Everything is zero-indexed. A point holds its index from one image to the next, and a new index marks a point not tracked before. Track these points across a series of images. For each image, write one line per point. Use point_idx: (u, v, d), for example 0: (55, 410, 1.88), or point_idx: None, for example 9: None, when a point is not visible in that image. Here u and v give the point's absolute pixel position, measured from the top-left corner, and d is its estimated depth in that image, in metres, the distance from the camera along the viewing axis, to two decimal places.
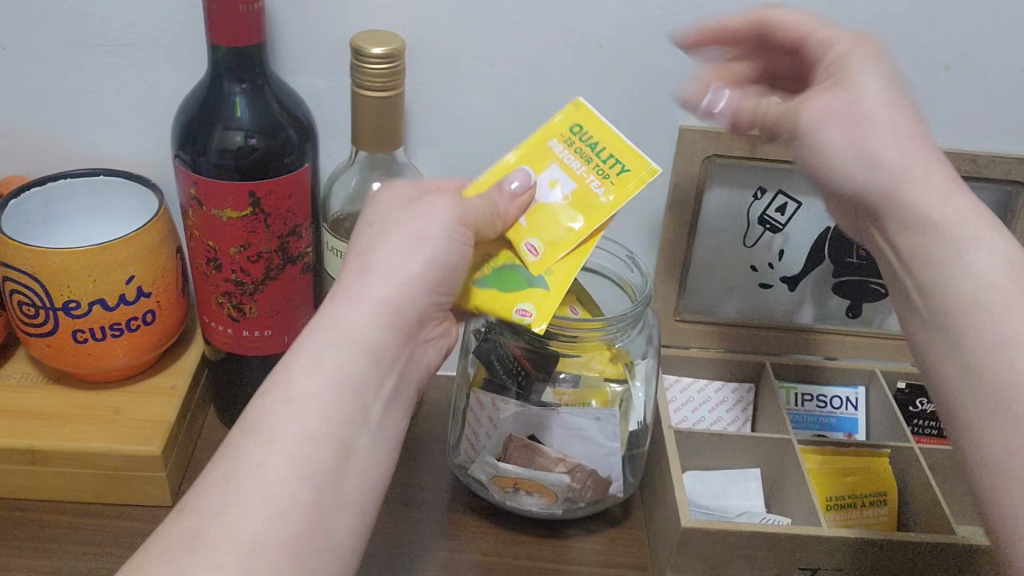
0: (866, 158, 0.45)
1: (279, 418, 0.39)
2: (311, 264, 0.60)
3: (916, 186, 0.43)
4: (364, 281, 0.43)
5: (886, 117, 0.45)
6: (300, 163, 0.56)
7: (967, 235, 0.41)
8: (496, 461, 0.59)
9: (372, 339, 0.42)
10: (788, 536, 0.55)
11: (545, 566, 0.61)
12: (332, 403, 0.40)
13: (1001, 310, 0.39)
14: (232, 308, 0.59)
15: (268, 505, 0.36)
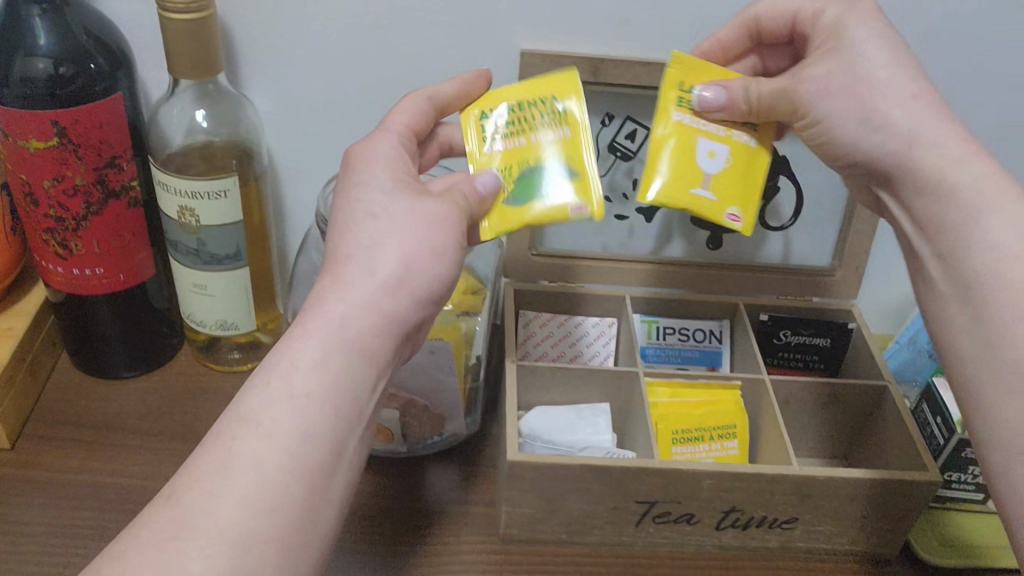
0: (875, 122, 0.47)
1: (272, 416, 0.39)
2: (139, 198, 0.59)
3: (927, 148, 0.46)
4: (363, 278, 0.42)
5: (882, 77, 0.47)
6: (112, 91, 0.54)
7: (975, 201, 0.43)
8: None
9: (369, 343, 0.42)
10: (619, 469, 0.53)
11: (392, 504, 0.60)
12: (330, 407, 0.40)
13: (1022, 284, 0.41)
14: (57, 245, 0.57)
15: (255, 497, 0.37)
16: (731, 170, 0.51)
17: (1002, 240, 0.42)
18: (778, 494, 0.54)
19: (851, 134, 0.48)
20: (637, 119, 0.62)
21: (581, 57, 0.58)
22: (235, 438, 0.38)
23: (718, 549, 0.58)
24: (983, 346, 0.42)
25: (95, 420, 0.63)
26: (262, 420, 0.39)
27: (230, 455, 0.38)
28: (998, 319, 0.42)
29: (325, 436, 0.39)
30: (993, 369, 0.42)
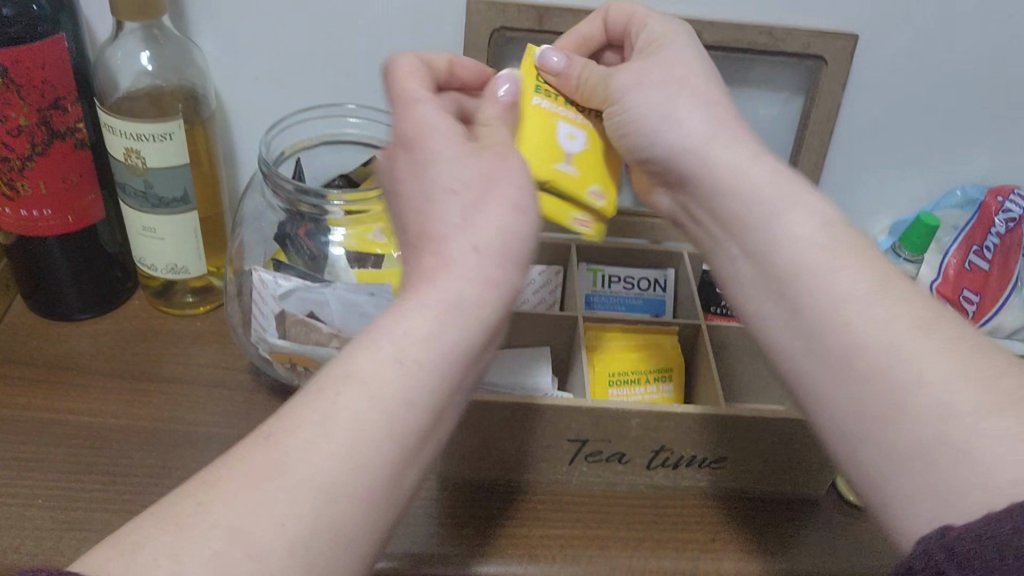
0: (661, 127, 0.46)
1: (372, 384, 0.35)
2: (84, 140, 0.59)
3: (722, 147, 0.45)
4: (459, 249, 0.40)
5: (678, 87, 0.47)
6: (53, 33, 0.54)
7: (773, 202, 0.42)
8: (271, 337, 0.59)
9: (465, 316, 0.39)
10: (549, 407, 0.55)
11: None
12: (419, 392, 0.36)
13: (829, 270, 0.40)
14: (4, 185, 0.58)
15: (341, 466, 0.33)
16: (591, 150, 0.49)
17: (803, 232, 0.41)
18: (704, 434, 0.56)
19: (646, 140, 0.47)
20: None
21: (526, 5, 0.58)
22: (326, 414, 0.34)
23: (650, 488, 0.60)
24: (807, 351, 0.40)
25: (49, 360, 0.64)
26: (346, 397, 0.35)
27: (324, 424, 0.34)
28: (817, 311, 0.40)
29: (409, 424, 0.36)
30: (818, 369, 0.40)
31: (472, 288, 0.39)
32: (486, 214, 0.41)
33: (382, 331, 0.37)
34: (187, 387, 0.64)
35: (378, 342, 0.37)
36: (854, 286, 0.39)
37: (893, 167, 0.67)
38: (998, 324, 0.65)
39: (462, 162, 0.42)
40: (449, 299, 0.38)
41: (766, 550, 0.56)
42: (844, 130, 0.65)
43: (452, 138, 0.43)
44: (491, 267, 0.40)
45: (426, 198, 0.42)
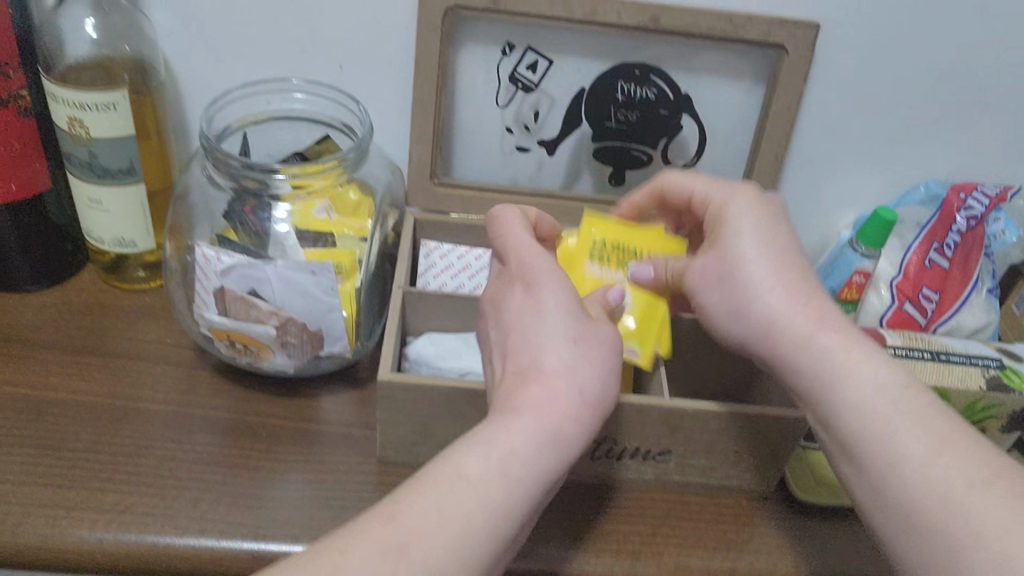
0: (741, 304, 0.47)
1: (478, 486, 0.39)
2: (29, 108, 0.58)
3: (788, 323, 0.45)
4: (569, 384, 0.43)
5: (745, 268, 0.48)
6: None
7: (841, 363, 0.43)
8: (212, 314, 0.58)
9: (559, 448, 0.42)
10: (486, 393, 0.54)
11: (281, 424, 0.61)
12: (522, 503, 0.40)
13: (896, 442, 0.41)
14: None
15: (452, 553, 0.37)
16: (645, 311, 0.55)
17: (873, 380, 0.43)
18: (647, 426, 0.55)
19: (723, 322, 0.49)
20: (538, 49, 0.60)
21: None
22: (442, 514, 0.38)
23: (594, 479, 0.59)
24: (884, 516, 0.41)
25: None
26: (461, 497, 0.39)
27: (458, 524, 0.38)
28: (889, 481, 0.40)
29: (511, 526, 0.40)
30: (901, 537, 0.40)
31: (569, 421, 0.43)
32: (582, 366, 0.44)
33: (487, 440, 0.41)
34: (131, 362, 0.63)
35: (488, 450, 0.40)
36: (914, 450, 0.40)
37: (856, 161, 0.66)
38: (958, 324, 0.62)
39: (573, 313, 0.46)
40: (549, 430, 0.42)
41: (709, 545, 0.56)
42: (808, 122, 0.63)
43: (553, 289, 0.47)
44: (586, 411, 0.44)
45: (531, 337, 0.45)
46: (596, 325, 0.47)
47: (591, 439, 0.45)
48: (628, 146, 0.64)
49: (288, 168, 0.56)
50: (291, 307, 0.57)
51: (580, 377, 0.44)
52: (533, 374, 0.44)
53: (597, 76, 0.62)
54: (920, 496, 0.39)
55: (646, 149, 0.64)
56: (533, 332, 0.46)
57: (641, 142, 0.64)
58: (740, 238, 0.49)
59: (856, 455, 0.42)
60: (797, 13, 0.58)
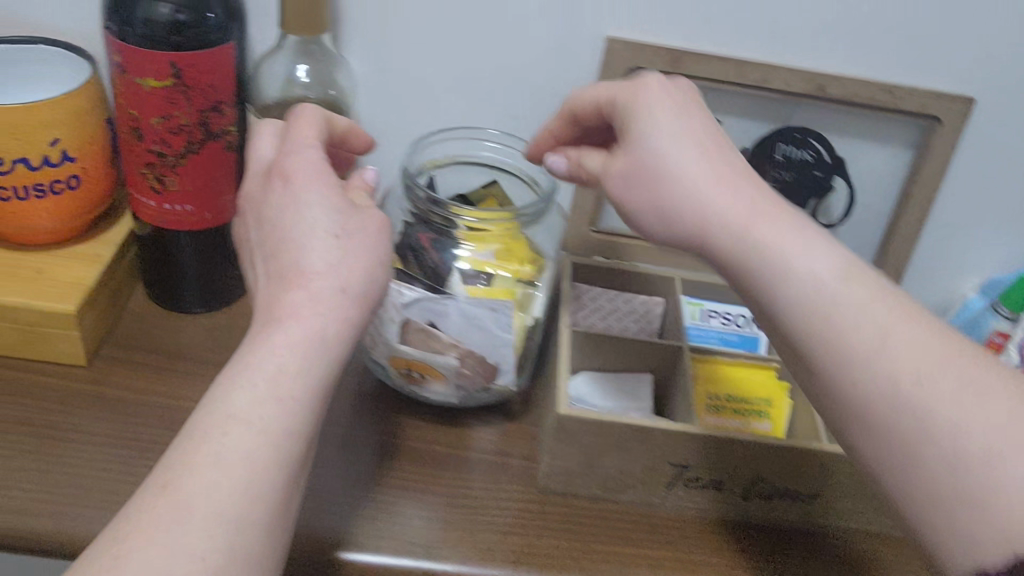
0: (706, 220, 0.46)
1: (240, 443, 0.43)
2: (234, 144, 0.62)
3: (754, 250, 0.44)
4: (306, 303, 0.46)
5: (710, 183, 0.46)
6: (226, 39, 0.58)
7: (845, 327, 0.42)
8: (395, 342, 0.61)
9: (297, 367, 0.45)
10: (661, 431, 0.57)
11: (439, 451, 0.64)
12: (295, 415, 0.45)
13: (956, 423, 0.39)
14: (154, 179, 0.61)
15: (243, 486, 0.42)
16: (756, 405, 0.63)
17: (821, 271, 0.43)
18: (802, 468, 0.59)
19: (685, 241, 0.47)
20: (708, 110, 0.66)
21: (665, 49, 0.63)
22: (214, 453, 0.42)
23: (742, 520, 0.63)
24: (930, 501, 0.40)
25: (172, 348, 0.67)
26: (236, 438, 0.43)
27: (218, 462, 0.42)
28: (942, 459, 0.39)
29: (304, 420, 0.45)
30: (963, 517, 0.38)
31: (336, 329, 0.47)
32: (348, 263, 0.48)
33: (258, 364, 0.45)
34: None
35: (254, 379, 0.45)
36: (903, 392, 0.40)
37: (991, 229, 0.70)
38: None
39: (327, 206, 0.49)
40: (313, 338, 0.46)
41: None
42: (951, 189, 0.68)
43: (311, 184, 0.49)
44: (348, 307, 0.47)
45: (293, 232, 0.48)
46: (362, 215, 0.50)
47: (356, 334, 0.49)
48: None
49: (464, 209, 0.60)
50: (474, 341, 0.60)
51: (342, 273, 0.48)
52: (296, 275, 0.47)
53: (758, 138, 0.66)
54: (967, 454, 0.38)
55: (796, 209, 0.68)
56: (301, 250, 0.48)
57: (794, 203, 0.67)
58: (661, 160, 0.47)
59: (874, 428, 0.41)
60: (952, 88, 0.64)
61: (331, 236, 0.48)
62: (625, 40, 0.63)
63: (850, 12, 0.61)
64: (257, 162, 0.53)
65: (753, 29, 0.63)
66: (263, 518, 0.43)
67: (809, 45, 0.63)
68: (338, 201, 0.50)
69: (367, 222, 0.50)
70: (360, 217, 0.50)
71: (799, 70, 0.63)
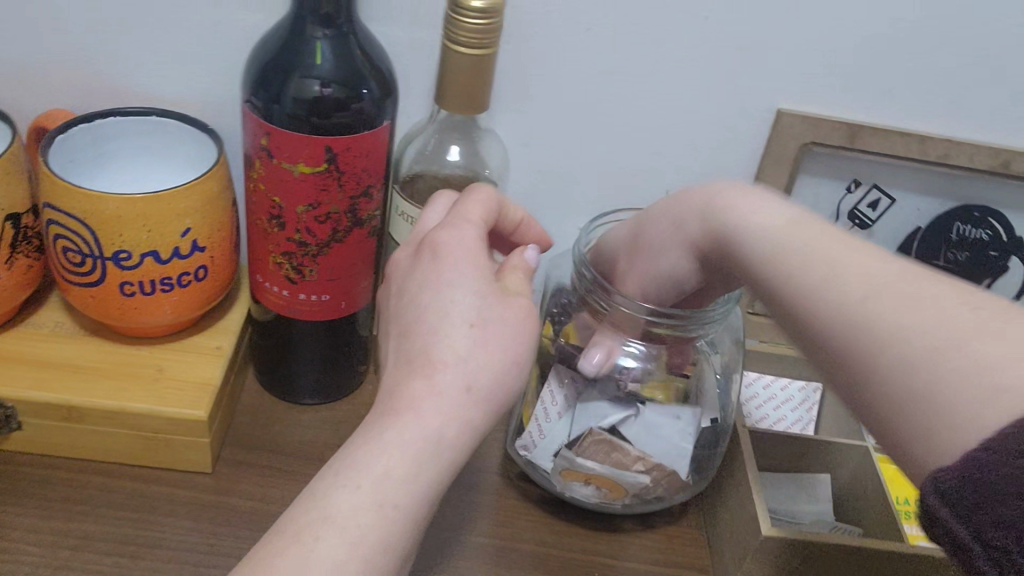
0: (819, 285, 0.39)
1: (342, 544, 0.36)
2: (377, 228, 0.57)
3: (862, 301, 0.37)
4: (427, 396, 0.39)
5: (838, 257, 0.39)
6: (380, 120, 0.52)
7: (900, 326, 0.35)
8: (573, 455, 0.56)
9: (404, 471, 0.38)
10: (871, 552, 0.52)
11: (600, 561, 0.57)
12: (398, 529, 0.37)
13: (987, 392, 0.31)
14: (290, 269, 0.55)
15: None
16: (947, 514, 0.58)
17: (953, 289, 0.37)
18: None
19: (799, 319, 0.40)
20: (884, 187, 0.61)
21: (843, 122, 0.58)
22: (304, 556, 0.35)
23: None
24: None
25: (291, 447, 0.61)
26: (328, 545, 0.36)
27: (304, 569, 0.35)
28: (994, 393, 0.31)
29: (403, 536, 0.37)
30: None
31: (452, 441, 0.39)
32: (480, 357, 0.40)
33: (362, 465, 0.38)
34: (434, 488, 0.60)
35: (357, 480, 0.37)
36: (945, 343, 0.33)
37: None
38: None
39: (473, 291, 0.41)
40: (426, 449, 0.38)
41: None
42: None
43: (463, 263, 0.42)
44: (472, 409, 0.39)
45: (432, 308, 0.41)
46: (505, 304, 0.42)
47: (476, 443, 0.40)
48: None
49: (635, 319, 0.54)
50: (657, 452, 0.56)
51: (471, 370, 0.40)
52: (424, 363, 0.40)
53: (933, 216, 0.62)
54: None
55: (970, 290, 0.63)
56: (432, 332, 0.40)
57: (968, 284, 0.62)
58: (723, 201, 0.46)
59: (937, 418, 0.33)
60: None
61: (467, 326, 0.40)
62: (800, 113, 0.58)
63: None
64: (420, 230, 0.46)
65: (938, 101, 0.57)
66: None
67: (1000, 118, 0.58)
68: (478, 274, 0.42)
69: (509, 313, 0.41)
70: (508, 306, 0.42)
71: (984, 146, 0.58)
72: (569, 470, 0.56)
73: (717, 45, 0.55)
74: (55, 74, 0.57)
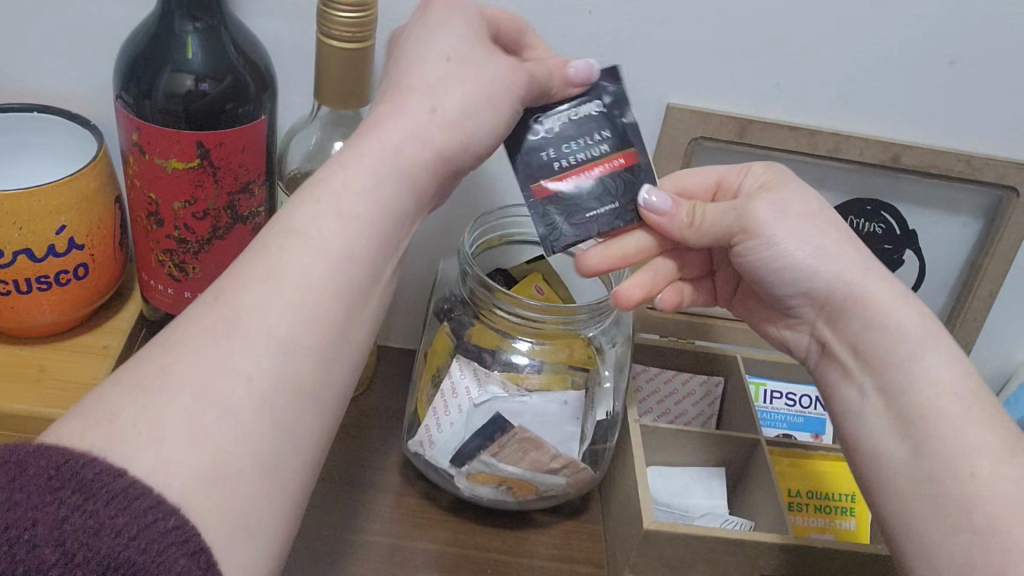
0: (890, 332, 0.44)
1: (316, 252, 0.36)
2: (262, 224, 0.56)
3: (922, 374, 0.42)
4: (418, 116, 0.40)
5: (897, 299, 0.45)
6: (255, 115, 0.51)
7: (932, 421, 0.41)
8: (490, 459, 0.54)
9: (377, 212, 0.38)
10: (755, 544, 0.52)
11: (496, 558, 0.57)
12: (367, 233, 0.38)
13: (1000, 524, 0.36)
14: (173, 267, 0.54)
15: (300, 303, 0.35)
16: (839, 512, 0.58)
17: (935, 377, 0.42)
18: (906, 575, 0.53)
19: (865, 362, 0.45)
20: None
21: (732, 115, 0.58)
22: (275, 272, 0.36)
23: None
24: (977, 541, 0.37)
25: None
26: (290, 257, 0.36)
27: (266, 285, 0.35)
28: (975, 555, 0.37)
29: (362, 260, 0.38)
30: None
31: (426, 144, 0.40)
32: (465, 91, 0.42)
33: (327, 187, 0.38)
34: (331, 488, 0.59)
35: (330, 206, 0.37)
36: (950, 407, 0.40)
37: None
38: None
39: (460, 39, 0.43)
40: (391, 161, 0.39)
41: None
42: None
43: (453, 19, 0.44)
44: (443, 133, 0.41)
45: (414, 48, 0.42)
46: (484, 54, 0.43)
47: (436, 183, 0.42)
48: None
49: (528, 304, 0.54)
50: (570, 446, 0.55)
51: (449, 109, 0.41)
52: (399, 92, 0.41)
53: None
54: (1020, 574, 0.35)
55: None
56: (414, 68, 0.42)
57: None
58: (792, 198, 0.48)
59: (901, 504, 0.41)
60: None
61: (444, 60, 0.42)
62: (688, 106, 0.58)
63: (931, 76, 0.56)
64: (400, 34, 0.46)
65: (825, 95, 0.58)
66: (316, 350, 0.36)
67: (887, 111, 0.58)
68: (465, 33, 0.43)
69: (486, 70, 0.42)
70: (493, 60, 0.43)
71: (872, 139, 0.58)
72: (482, 474, 0.55)
73: (602, 38, 0.55)
74: None
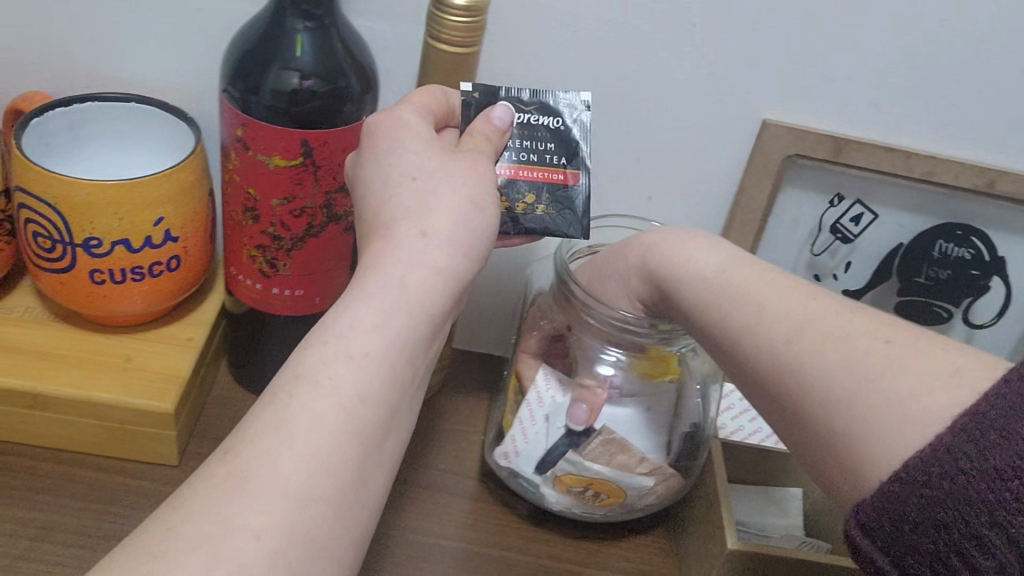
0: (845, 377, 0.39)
1: (327, 385, 0.36)
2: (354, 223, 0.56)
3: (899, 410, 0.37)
4: (422, 246, 0.40)
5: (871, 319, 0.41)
6: (357, 115, 0.51)
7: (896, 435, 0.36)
8: (579, 458, 0.54)
9: (391, 346, 0.38)
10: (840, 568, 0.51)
11: (570, 569, 0.56)
12: (374, 376, 0.37)
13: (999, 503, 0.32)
14: (264, 263, 0.55)
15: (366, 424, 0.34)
16: None
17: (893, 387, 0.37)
18: None
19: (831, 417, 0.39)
20: (867, 203, 0.61)
21: (828, 134, 0.57)
22: (282, 426, 0.35)
23: None
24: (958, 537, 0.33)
25: None
26: (310, 400, 0.36)
27: (281, 428, 0.35)
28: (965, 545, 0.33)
29: (384, 384, 0.37)
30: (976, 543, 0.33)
31: (419, 283, 0.39)
32: (464, 222, 0.42)
33: (327, 329, 0.38)
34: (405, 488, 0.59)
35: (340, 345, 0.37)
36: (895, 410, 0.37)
37: None
38: None
39: (419, 151, 0.43)
40: (389, 293, 0.38)
41: None
42: None
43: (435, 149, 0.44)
44: (438, 255, 0.40)
45: (388, 178, 0.43)
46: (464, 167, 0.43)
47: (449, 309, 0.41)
48: (932, 304, 0.63)
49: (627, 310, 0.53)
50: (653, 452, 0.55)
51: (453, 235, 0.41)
52: (387, 226, 0.41)
53: (915, 234, 0.62)
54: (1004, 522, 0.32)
55: (949, 307, 0.63)
56: (387, 201, 0.42)
57: (949, 300, 0.63)
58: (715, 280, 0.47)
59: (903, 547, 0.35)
60: None
61: (410, 179, 0.42)
62: (784, 123, 0.57)
63: None
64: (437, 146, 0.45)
65: (923, 118, 0.57)
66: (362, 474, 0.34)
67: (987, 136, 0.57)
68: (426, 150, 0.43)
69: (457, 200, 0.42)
70: (465, 170, 0.43)
71: (970, 163, 0.58)
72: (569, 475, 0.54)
73: (704, 51, 0.55)
74: (35, 57, 0.57)
